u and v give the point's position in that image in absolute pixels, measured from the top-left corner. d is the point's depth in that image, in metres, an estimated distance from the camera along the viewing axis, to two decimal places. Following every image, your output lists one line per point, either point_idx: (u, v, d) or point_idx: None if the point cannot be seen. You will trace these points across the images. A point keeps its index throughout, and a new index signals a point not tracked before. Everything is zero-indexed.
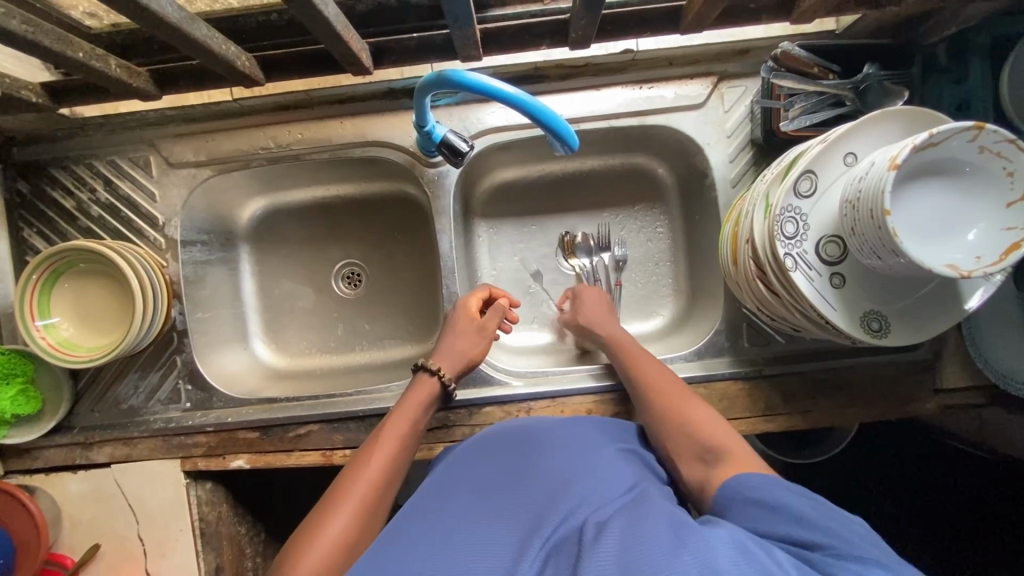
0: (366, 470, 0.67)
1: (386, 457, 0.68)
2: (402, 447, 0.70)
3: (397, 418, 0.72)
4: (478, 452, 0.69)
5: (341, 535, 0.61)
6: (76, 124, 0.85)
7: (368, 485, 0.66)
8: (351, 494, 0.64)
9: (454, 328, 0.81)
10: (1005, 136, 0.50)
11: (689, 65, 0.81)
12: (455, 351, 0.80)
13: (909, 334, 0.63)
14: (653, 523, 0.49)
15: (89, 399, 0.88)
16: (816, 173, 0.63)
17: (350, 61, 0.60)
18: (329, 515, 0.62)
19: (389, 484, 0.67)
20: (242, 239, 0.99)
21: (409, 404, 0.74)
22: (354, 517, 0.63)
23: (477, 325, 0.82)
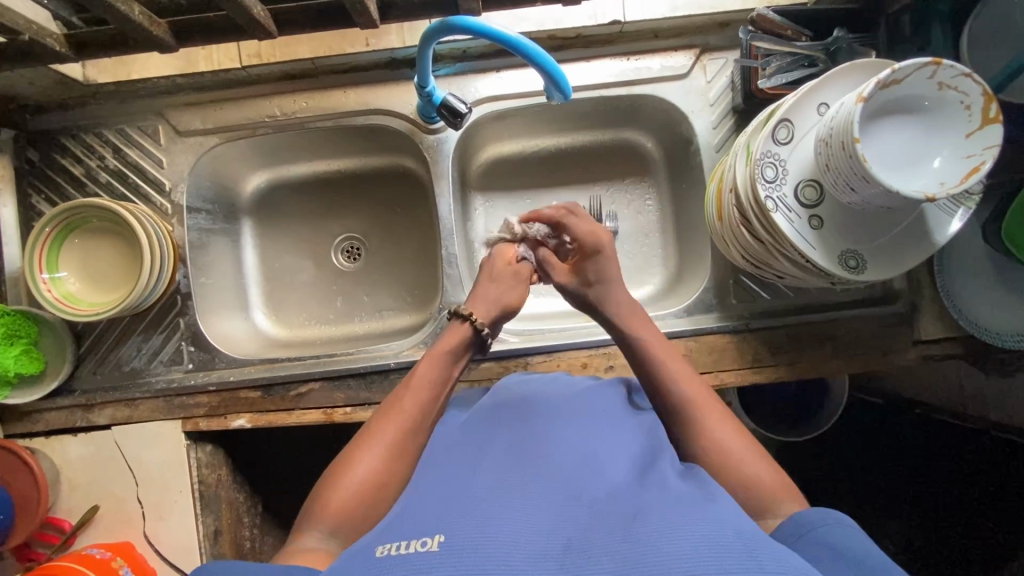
0: (393, 415, 0.63)
1: (417, 404, 0.65)
2: (433, 395, 0.67)
3: (424, 366, 0.68)
4: (488, 421, 0.63)
5: (373, 476, 0.58)
6: (88, 93, 0.88)
7: (399, 430, 0.62)
8: (382, 437, 0.61)
9: (490, 274, 0.80)
10: (960, 70, 0.54)
11: (673, 37, 0.86)
12: (492, 296, 0.79)
13: (884, 271, 0.67)
14: (702, 512, 0.44)
15: (91, 362, 0.89)
16: (791, 123, 0.68)
17: (359, 12, 0.64)
18: (358, 456, 0.59)
19: (418, 431, 0.63)
20: (244, 212, 1.02)
21: (436, 354, 0.70)
22: (384, 459, 0.59)
23: (511, 271, 0.81)
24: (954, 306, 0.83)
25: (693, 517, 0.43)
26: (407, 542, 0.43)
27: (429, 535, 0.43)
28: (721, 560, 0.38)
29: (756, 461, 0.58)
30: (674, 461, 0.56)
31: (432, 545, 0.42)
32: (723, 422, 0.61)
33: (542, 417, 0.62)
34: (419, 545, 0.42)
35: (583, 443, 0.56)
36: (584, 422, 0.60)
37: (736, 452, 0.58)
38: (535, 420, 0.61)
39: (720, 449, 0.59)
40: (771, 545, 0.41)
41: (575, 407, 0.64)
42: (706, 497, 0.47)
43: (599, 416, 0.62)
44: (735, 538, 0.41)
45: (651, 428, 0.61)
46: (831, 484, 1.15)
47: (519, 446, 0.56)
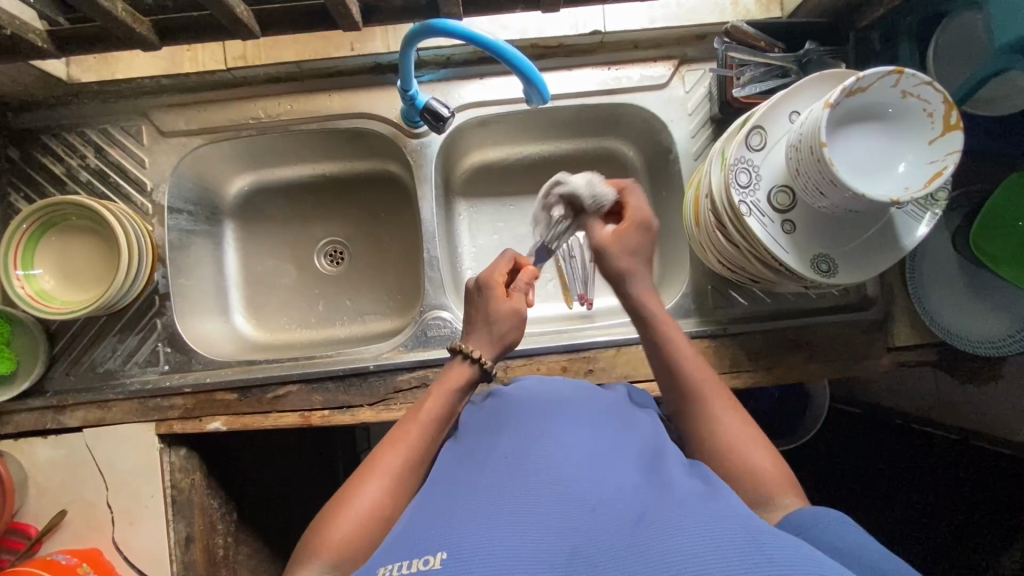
0: (400, 448, 0.62)
1: (421, 438, 0.64)
2: (437, 429, 0.66)
3: (432, 400, 0.67)
4: (476, 429, 0.62)
5: (374, 508, 0.57)
6: (71, 92, 0.88)
7: (403, 465, 0.61)
8: (384, 470, 0.60)
9: (486, 314, 0.74)
10: (921, 78, 0.56)
11: (652, 48, 0.89)
12: (493, 334, 0.73)
13: (854, 274, 0.69)
14: (708, 512, 0.43)
15: (64, 363, 0.88)
16: (764, 130, 0.70)
17: (342, 15, 0.66)
18: (358, 488, 0.58)
19: (421, 468, 0.62)
20: (227, 215, 1.02)
21: (441, 387, 0.69)
22: (386, 491, 0.58)
23: (511, 306, 0.75)
24: (925, 311, 0.84)
25: (698, 516, 0.42)
26: (408, 562, 0.42)
27: (430, 553, 0.42)
28: (727, 556, 0.38)
29: (756, 446, 0.58)
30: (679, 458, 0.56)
31: (434, 564, 0.41)
32: (726, 410, 0.61)
33: (535, 413, 0.60)
34: (420, 565, 0.41)
35: (578, 437, 0.55)
36: (582, 419, 0.59)
37: (736, 443, 0.58)
38: (526, 418, 0.60)
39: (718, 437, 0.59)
40: (778, 535, 0.40)
41: (573, 405, 0.63)
42: (711, 497, 0.46)
43: (598, 415, 0.61)
44: (745, 535, 0.40)
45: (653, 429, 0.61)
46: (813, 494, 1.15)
47: (516, 442, 0.54)
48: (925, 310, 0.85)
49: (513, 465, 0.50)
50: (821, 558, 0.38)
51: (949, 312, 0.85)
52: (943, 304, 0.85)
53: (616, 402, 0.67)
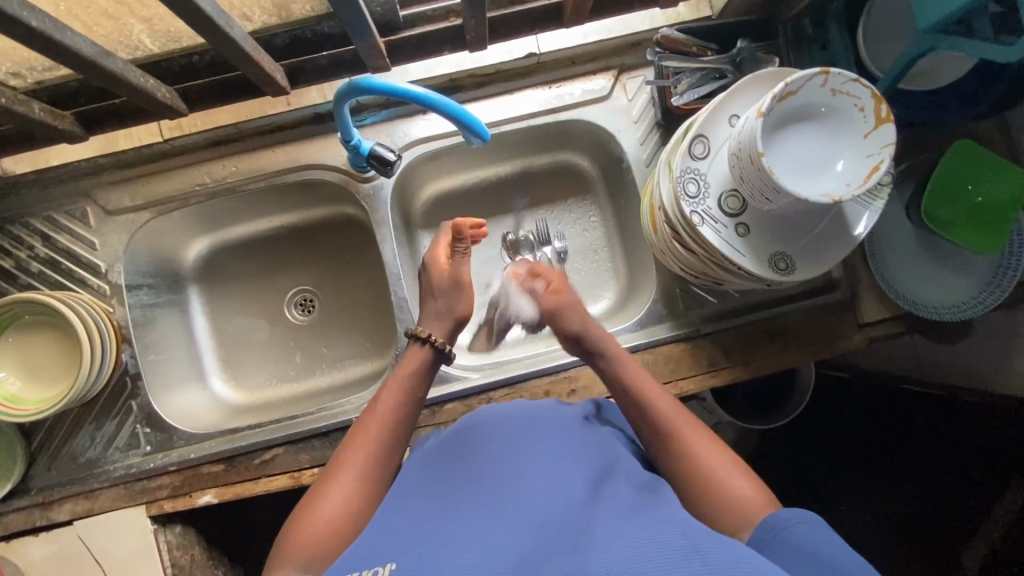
0: (363, 442, 0.63)
1: (382, 427, 0.64)
2: (399, 415, 0.66)
3: (392, 384, 0.68)
4: (442, 453, 0.64)
5: (342, 505, 0.58)
6: (9, 183, 0.86)
7: (367, 458, 0.62)
8: (348, 467, 0.61)
9: (429, 290, 0.78)
10: (848, 76, 0.57)
11: (590, 62, 0.89)
12: (437, 313, 0.76)
13: (813, 268, 0.69)
14: (652, 517, 0.46)
15: (44, 459, 0.87)
16: (707, 137, 0.70)
17: (268, 83, 0.66)
18: (324, 489, 0.59)
19: (387, 458, 0.63)
20: (190, 280, 1.00)
21: (398, 377, 0.69)
22: (352, 487, 0.59)
23: (449, 280, 0.77)
24: (889, 287, 0.86)
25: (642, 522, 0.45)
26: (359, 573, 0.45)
27: (381, 565, 0.45)
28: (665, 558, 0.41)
29: (732, 470, 0.57)
30: (631, 471, 0.58)
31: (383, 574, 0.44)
32: (704, 442, 0.60)
33: (496, 438, 0.63)
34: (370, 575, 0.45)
35: (533, 455, 0.57)
36: (541, 435, 0.62)
37: (722, 470, 0.57)
38: (490, 441, 0.62)
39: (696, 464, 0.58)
40: (718, 539, 0.43)
41: (534, 423, 0.65)
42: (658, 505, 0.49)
43: (555, 429, 0.64)
44: (684, 539, 0.43)
45: (607, 439, 0.64)
46: (812, 467, 1.16)
47: (479, 467, 0.57)
48: (886, 284, 0.86)
49: (470, 489, 0.54)
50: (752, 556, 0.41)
51: (911, 286, 0.86)
52: (906, 280, 0.87)
53: (591, 424, 0.68)
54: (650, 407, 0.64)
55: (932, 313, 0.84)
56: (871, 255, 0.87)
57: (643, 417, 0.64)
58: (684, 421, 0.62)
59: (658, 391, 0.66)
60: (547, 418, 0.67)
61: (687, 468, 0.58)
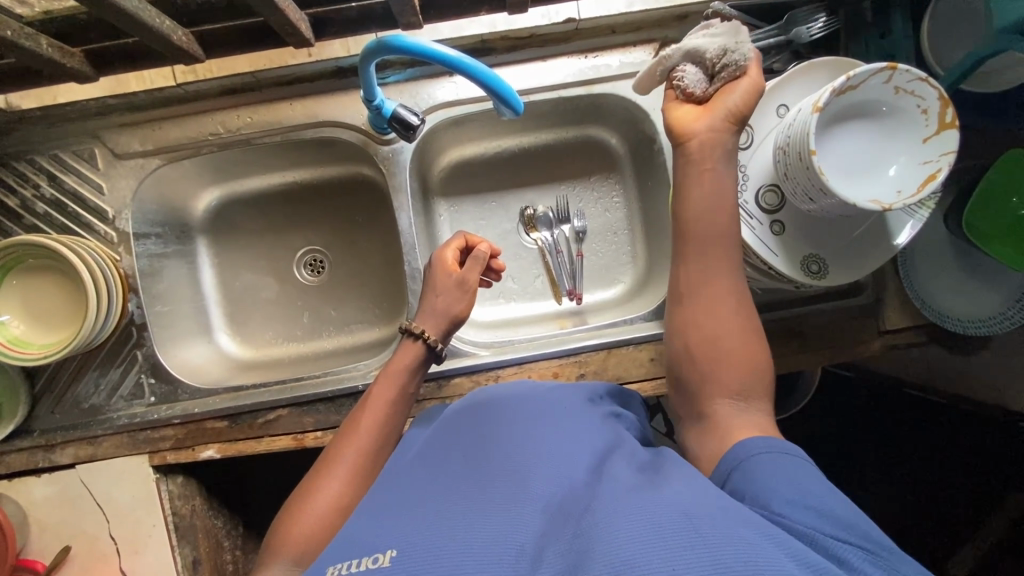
0: (356, 436, 0.65)
1: (374, 423, 0.66)
2: (391, 412, 0.68)
3: (383, 382, 0.69)
4: (443, 429, 0.63)
5: (337, 497, 0.59)
6: (14, 119, 0.83)
7: (360, 451, 0.63)
8: (341, 459, 0.62)
9: (433, 286, 0.76)
10: (915, 75, 0.53)
11: (631, 32, 0.83)
12: (436, 310, 0.76)
13: (846, 274, 0.67)
14: (648, 495, 0.45)
15: (48, 402, 0.87)
16: (751, 127, 0.66)
17: (290, 33, 0.61)
18: (319, 480, 0.60)
19: (380, 452, 0.65)
20: (199, 231, 0.97)
21: (392, 371, 0.71)
22: (345, 481, 0.60)
23: (455, 280, 0.76)
24: (919, 298, 0.83)
25: (640, 505, 0.44)
26: (358, 560, 0.44)
27: (381, 552, 0.44)
28: (664, 545, 0.40)
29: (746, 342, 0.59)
30: (635, 452, 0.56)
31: (384, 561, 0.43)
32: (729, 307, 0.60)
33: (502, 416, 0.61)
34: (370, 563, 0.44)
35: (533, 434, 0.56)
36: (544, 413, 0.61)
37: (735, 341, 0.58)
38: (496, 419, 0.60)
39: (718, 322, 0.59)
40: (716, 519, 0.42)
41: (539, 402, 0.63)
42: (657, 484, 0.47)
43: (560, 408, 0.62)
44: (681, 520, 0.42)
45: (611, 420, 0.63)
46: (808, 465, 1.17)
47: (481, 443, 0.56)
48: (916, 294, 0.83)
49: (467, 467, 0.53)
50: (751, 539, 0.41)
51: (944, 296, 0.83)
52: (939, 290, 0.84)
53: (598, 405, 0.66)
54: (699, 273, 0.61)
55: (965, 326, 0.82)
56: (903, 263, 0.84)
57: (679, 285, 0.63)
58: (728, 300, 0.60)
59: (719, 252, 0.61)
60: (549, 395, 0.66)
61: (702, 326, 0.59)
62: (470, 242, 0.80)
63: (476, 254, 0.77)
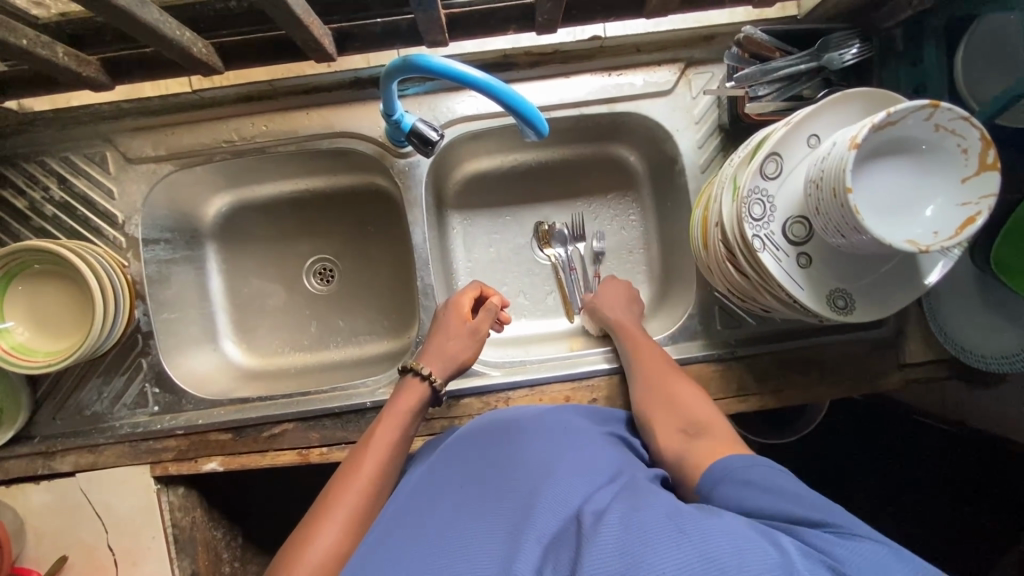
0: (356, 480, 0.62)
1: (374, 466, 0.64)
2: (393, 457, 0.66)
3: (386, 425, 0.67)
4: (444, 463, 0.61)
5: (334, 548, 0.56)
6: (26, 119, 0.81)
7: (359, 497, 0.61)
8: (339, 506, 0.60)
9: (445, 331, 0.76)
10: (958, 113, 0.51)
11: (656, 51, 0.82)
12: (446, 353, 0.74)
13: (873, 310, 0.65)
14: (636, 505, 0.46)
15: (50, 407, 0.85)
16: (781, 156, 0.64)
17: (313, 48, 0.60)
18: (315, 528, 0.58)
19: (379, 497, 0.62)
20: (208, 237, 0.96)
21: (395, 413, 0.69)
22: (343, 530, 0.58)
23: (469, 331, 0.76)
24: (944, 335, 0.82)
25: (638, 512, 0.44)
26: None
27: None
28: (650, 544, 0.40)
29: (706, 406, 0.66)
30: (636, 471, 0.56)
31: None
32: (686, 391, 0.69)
33: (512, 443, 0.60)
34: None
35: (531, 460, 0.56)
36: (541, 439, 0.60)
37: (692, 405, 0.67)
38: (506, 447, 0.59)
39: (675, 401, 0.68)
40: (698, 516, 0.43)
41: (543, 429, 0.62)
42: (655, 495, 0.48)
43: (564, 434, 0.61)
44: (666, 522, 0.42)
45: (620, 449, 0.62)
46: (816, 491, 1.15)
47: (493, 474, 0.55)
48: (942, 331, 0.82)
49: (468, 499, 0.53)
50: (738, 531, 0.41)
51: (975, 333, 0.81)
52: (971, 327, 0.81)
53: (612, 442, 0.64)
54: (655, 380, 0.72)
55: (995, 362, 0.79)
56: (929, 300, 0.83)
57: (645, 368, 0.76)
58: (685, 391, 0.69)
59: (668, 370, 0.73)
60: (552, 422, 0.64)
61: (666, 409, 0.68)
62: (484, 293, 0.81)
63: (489, 306, 0.78)
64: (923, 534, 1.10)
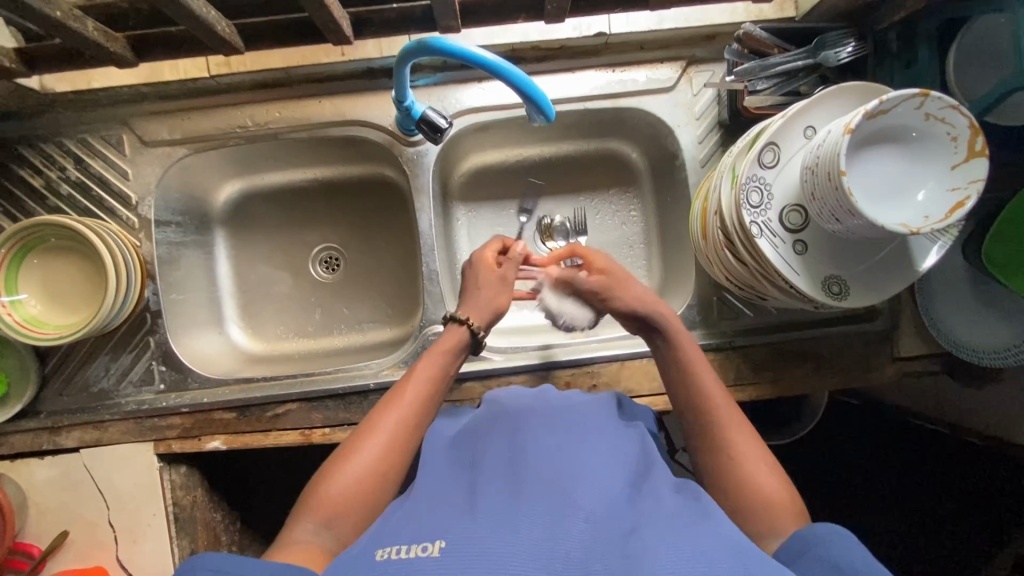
0: (398, 408, 0.65)
1: (414, 396, 0.67)
2: (432, 391, 0.68)
3: (425, 361, 0.70)
4: (478, 433, 0.63)
5: (369, 469, 0.60)
6: (46, 101, 0.83)
7: (397, 425, 0.64)
8: (377, 432, 0.63)
9: (474, 281, 0.79)
10: (947, 102, 0.54)
11: (658, 49, 0.84)
12: (479, 301, 0.77)
13: (866, 296, 0.67)
14: (701, 531, 0.46)
15: (57, 383, 0.86)
16: (778, 146, 0.67)
17: (331, 30, 0.63)
18: (355, 450, 0.61)
19: (417, 428, 0.65)
20: (218, 223, 0.98)
21: (436, 351, 0.71)
22: (380, 453, 0.61)
23: (498, 277, 0.79)
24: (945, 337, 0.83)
25: (691, 537, 0.45)
26: (406, 547, 0.44)
27: (430, 541, 0.44)
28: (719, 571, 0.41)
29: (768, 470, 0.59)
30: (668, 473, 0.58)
31: (433, 551, 0.43)
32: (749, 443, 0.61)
33: (533, 427, 0.61)
34: (420, 551, 0.44)
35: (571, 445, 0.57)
36: (581, 428, 0.61)
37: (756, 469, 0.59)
38: (527, 429, 0.61)
39: (738, 456, 0.60)
40: (767, 562, 0.43)
41: (581, 417, 0.64)
42: (702, 517, 0.49)
43: (594, 425, 0.63)
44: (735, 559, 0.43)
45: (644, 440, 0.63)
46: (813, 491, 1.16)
47: (515, 451, 0.56)
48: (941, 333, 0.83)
49: (511, 471, 0.53)
50: None
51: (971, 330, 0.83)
52: (966, 325, 0.83)
53: (610, 423, 0.66)
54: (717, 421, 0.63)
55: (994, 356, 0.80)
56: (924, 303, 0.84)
57: (692, 383, 0.67)
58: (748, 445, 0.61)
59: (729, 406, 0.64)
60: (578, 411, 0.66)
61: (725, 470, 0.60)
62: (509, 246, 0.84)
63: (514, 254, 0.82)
64: (919, 535, 1.10)
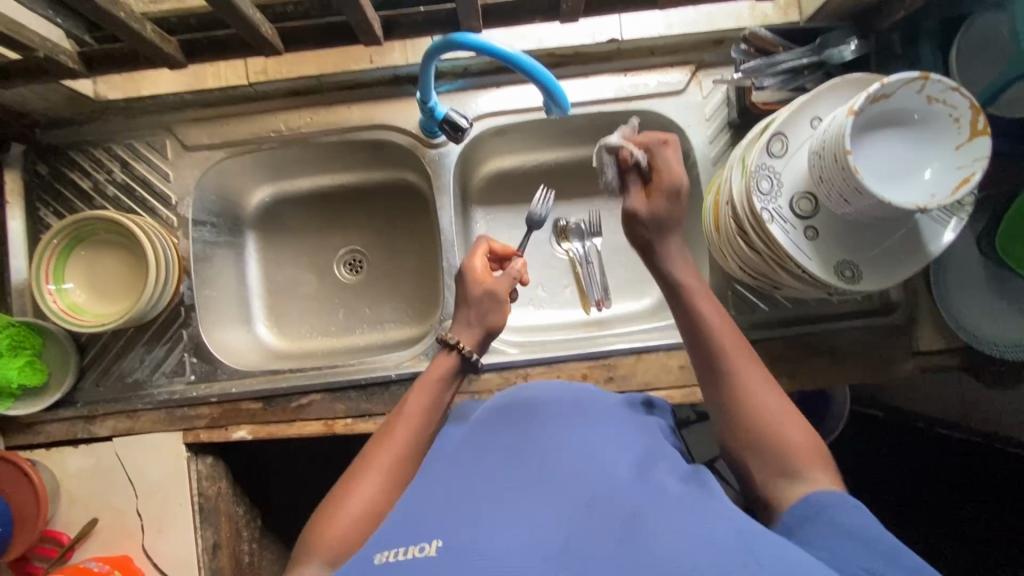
0: (392, 441, 0.64)
1: (407, 431, 0.65)
2: (425, 420, 0.67)
3: (418, 391, 0.69)
4: (487, 424, 0.63)
5: (370, 503, 0.59)
6: (99, 109, 0.91)
7: (394, 458, 0.63)
8: (374, 465, 0.62)
9: (462, 297, 0.76)
10: (948, 84, 0.56)
11: (669, 54, 0.89)
12: (470, 319, 0.75)
13: (879, 279, 0.68)
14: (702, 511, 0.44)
15: (93, 374, 0.90)
16: (786, 136, 0.69)
17: (364, 31, 0.69)
18: (354, 484, 0.60)
19: (414, 460, 0.64)
20: (249, 226, 1.03)
21: (426, 382, 0.70)
22: (380, 486, 0.60)
23: (483, 290, 0.75)
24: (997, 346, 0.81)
25: (691, 521, 0.43)
26: (404, 548, 0.45)
27: (426, 541, 0.44)
28: (718, 556, 0.39)
29: (792, 422, 0.55)
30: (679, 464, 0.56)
31: (430, 551, 0.43)
32: (769, 393, 0.56)
33: (541, 412, 0.61)
34: (417, 551, 0.44)
35: (577, 435, 0.56)
36: (587, 415, 0.61)
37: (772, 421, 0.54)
38: (532, 416, 0.61)
39: (757, 408, 0.55)
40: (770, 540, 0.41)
41: (584, 405, 0.63)
42: (704, 496, 0.48)
43: (602, 410, 0.63)
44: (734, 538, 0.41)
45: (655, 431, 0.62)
46: None
47: (521, 438, 0.56)
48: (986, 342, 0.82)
49: (512, 464, 0.52)
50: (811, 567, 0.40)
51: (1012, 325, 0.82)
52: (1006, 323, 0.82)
53: (624, 405, 0.67)
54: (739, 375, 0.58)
55: None
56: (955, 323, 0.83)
57: (705, 353, 0.60)
58: (768, 397, 0.56)
59: (749, 355, 0.59)
60: (588, 398, 0.66)
61: (746, 425, 0.55)
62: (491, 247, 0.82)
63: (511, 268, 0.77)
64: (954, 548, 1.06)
